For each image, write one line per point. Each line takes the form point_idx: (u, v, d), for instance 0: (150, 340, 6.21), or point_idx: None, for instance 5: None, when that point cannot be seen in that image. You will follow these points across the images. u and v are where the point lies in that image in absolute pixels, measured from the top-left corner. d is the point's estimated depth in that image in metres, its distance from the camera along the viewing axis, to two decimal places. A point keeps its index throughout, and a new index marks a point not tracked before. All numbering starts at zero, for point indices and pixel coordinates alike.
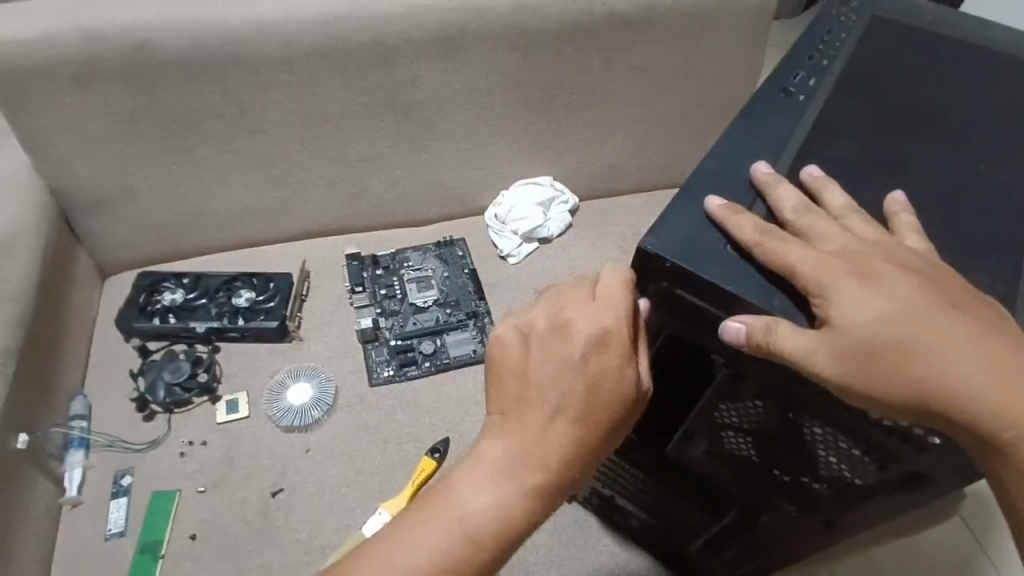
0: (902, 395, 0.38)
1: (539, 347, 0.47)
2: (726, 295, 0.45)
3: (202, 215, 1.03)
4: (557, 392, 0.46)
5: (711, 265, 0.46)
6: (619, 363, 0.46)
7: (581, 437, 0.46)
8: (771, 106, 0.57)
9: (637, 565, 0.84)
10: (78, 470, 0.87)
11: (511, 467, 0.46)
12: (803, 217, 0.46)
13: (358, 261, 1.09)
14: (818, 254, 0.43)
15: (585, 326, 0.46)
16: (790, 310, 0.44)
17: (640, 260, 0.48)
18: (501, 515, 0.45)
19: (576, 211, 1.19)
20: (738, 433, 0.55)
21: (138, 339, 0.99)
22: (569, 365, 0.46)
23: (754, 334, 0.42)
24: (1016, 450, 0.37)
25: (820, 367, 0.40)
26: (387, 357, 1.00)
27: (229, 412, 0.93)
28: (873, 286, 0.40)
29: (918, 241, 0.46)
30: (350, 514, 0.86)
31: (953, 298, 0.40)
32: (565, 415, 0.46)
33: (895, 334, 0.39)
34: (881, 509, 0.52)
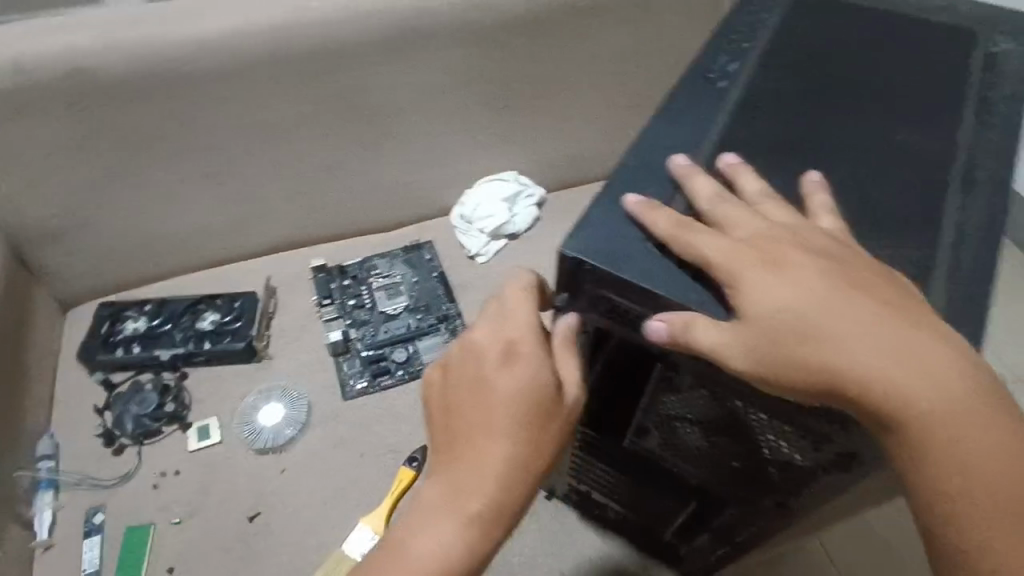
0: (807, 383, 0.38)
1: (458, 376, 0.48)
2: (647, 293, 0.44)
3: (162, 239, 1.00)
4: (479, 414, 0.46)
5: (631, 264, 0.45)
6: (530, 375, 0.46)
7: (514, 458, 0.45)
8: (691, 93, 0.56)
9: (618, 555, 0.85)
10: (47, 512, 0.86)
11: (450, 502, 0.45)
12: (717, 206, 0.46)
13: (325, 273, 1.07)
14: (728, 244, 0.42)
15: (491, 343, 0.47)
16: (710, 303, 0.43)
17: (562, 264, 0.47)
18: (450, 554, 0.44)
19: (544, 202, 1.16)
20: (684, 420, 0.55)
21: (101, 372, 0.98)
22: (485, 384, 0.46)
23: (674, 332, 0.41)
24: (912, 429, 0.37)
25: (731, 360, 0.40)
26: (360, 368, 0.99)
27: (200, 439, 0.92)
28: (777, 274, 0.40)
29: (833, 221, 0.45)
30: (330, 531, 0.86)
31: (857, 280, 0.40)
32: (493, 439, 0.45)
33: (798, 322, 0.38)
34: (826, 492, 0.51)
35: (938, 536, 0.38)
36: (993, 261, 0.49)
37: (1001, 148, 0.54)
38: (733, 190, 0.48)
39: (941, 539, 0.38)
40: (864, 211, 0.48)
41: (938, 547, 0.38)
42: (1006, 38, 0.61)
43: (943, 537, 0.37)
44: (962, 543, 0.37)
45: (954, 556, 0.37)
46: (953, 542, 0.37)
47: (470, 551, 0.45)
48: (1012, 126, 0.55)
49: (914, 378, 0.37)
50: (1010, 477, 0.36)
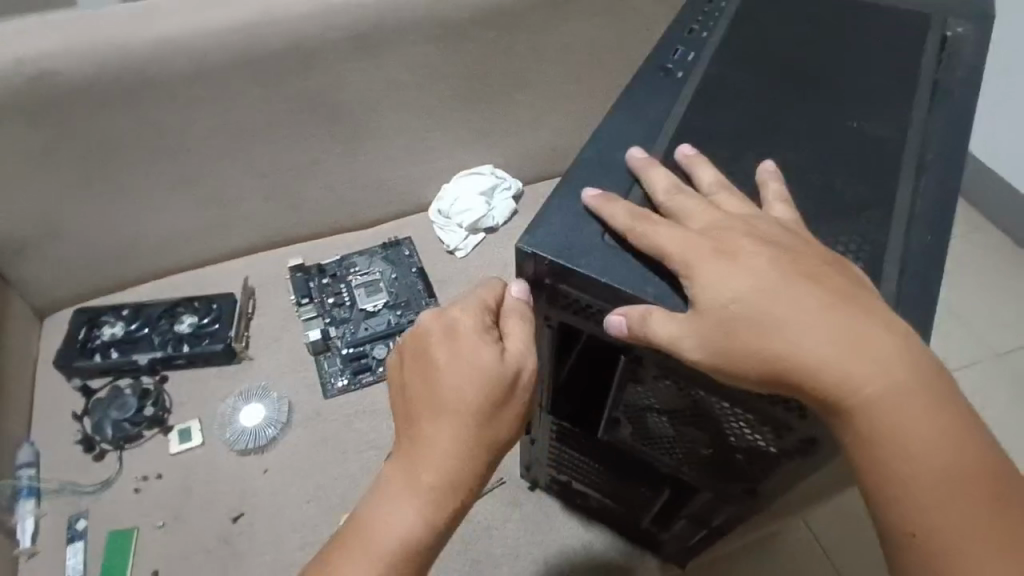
0: (757, 371, 0.39)
1: (408, 359, 0.49)
2: (605, 288, 0.45)
3: (136, 244, 0.99)
4: (426, 395, 0.47)
5: (590, 258, 0.46)
6: (471, 349, 0.46)
7: (460, 431, 0.45)
8: (648, 86, 0.57)
9: (601, 543, 0.86)
10: (30, 520, 0.86)
11: (404, 479, 0.46)
12: (673, 197, 0.46)
13: (303, 272, 1.07)
14: (683, 235, 0.43)
15: (434, 320, 0.48)
16: (667, 295, 0.44)
17: (523, 261, 0.48)
18: (407, 529, 0.45)
19: (521, 194, 1.16)
20: (653, 410, 0.56)
21: (80, 378, 0.98)
22: (431, 364, 0.47)
23: (632, 325, 0.42)
24: (858, 415, 0.37)
25: (686, 350, 0.40)
26: (341, 366, 1.00)
27: (182, 441, 0.92)
28: (729, 265, 0.40)
29: (787, 210, 0.46)
30: (314, 529, 0.86)
31: (807, 268, 0.40)
32: (439, 415, 0.46)
33: (747, 311, 0.39)
34: (792, 476, 0.52)
35: (887, 522, 0.38)
36: (946, 244, 0.50)
37: (952, 132, 0.55)
38: (690, 181, 0.49)
39: (890, 525, 0.38)
40: (819, 198, 0.49)
41: (888, 534, 0.38)
42: (960, 23, 0.62)
43: (892, 523, 0.38)
44: (910, 529, 0.37)
45: (904, 543, 0.37)
46: (902, 528, 0.37)
47: (426, 527, 0.46)
48: (965, 110, 0.56)
49: (860, 364, 0.37)
50: (957, 463, 0.36)
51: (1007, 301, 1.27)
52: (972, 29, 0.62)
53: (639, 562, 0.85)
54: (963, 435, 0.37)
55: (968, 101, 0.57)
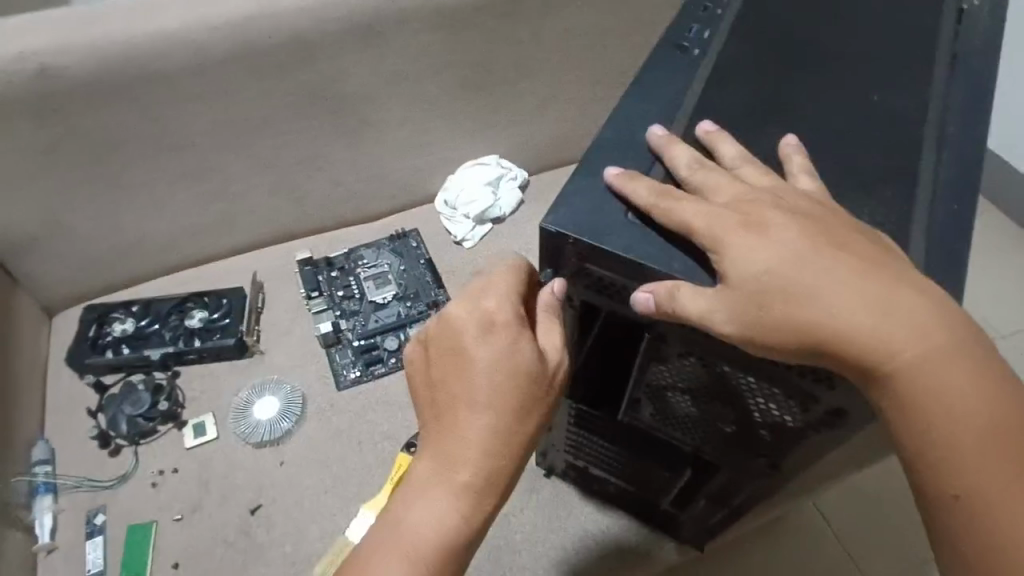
0: (795, 342, 0.39)
1: (439, 351, 0.47)
2: (632, 265, 0.45)
3: (143, 240, 0.99)
4: (462, 388, 0.46)
5: (614, 235, 0.46)
6: (509, 344, 0.46)
7: (500, 427, 0.45)
8: (664, 64, 0.57)
9: (618, 526, 0.86)
10: (48, 516, 0.86)
11: (439, 474, 0.45)
12: (696, 173, 0.46)
13: (312, 265, 1.07)
14: (709, 208, 0.43)
15: (468, 314, 0.46)
16: (695, 271, 0.44)
17: (547, 240, 0.48)
18: (445, 526, 0.45)
19: (527, 184, 1.16)
20: (676, 389, 0.56)
21: (93, 375, 0.97)
22: (466, 357, 0.46)
23: (660, 300, 0.42)
24: (898, 380, 0.38)
25: (719, 324, 0.40)
26: (352, 358, 1.00)
27: (196, 435, 0.92)
28: (760, 235, 0.40)
29: (810, 182, 0.46)
30: (332, 520, 0.87)
31: (837, 237, 0.40)
32: (477, 410, 0.45)
33: (782, 282, 0.39)
34: (817, 450, 0.53)
35: (930, 484, 0.38)
36: (966, 215, 0.50)
37: (966, 106, 0.55)
38: (712, 157, 0.49)
39: (932, 486, 0.38)
40: (840, 172, 0.49)
41: (930, 495, 0.39)
42: None
43: (934, 484, 0.38)
44: (955, 489, 0.37)
45: (947, 503, 0.38)
46: (945, 489, 0.38)
47: (464, 523, 0.45)
48: (977, 84, 0.57)
49: (897, 330, 0.38)
50: (998, 422, 0.37)
51: (1009, 281, 1.28)
52: (982, 3, 0.62)
53: (657, 545, 0.85)
54: (1002, 395, 0.37)
55: (981, 75, 0.58)
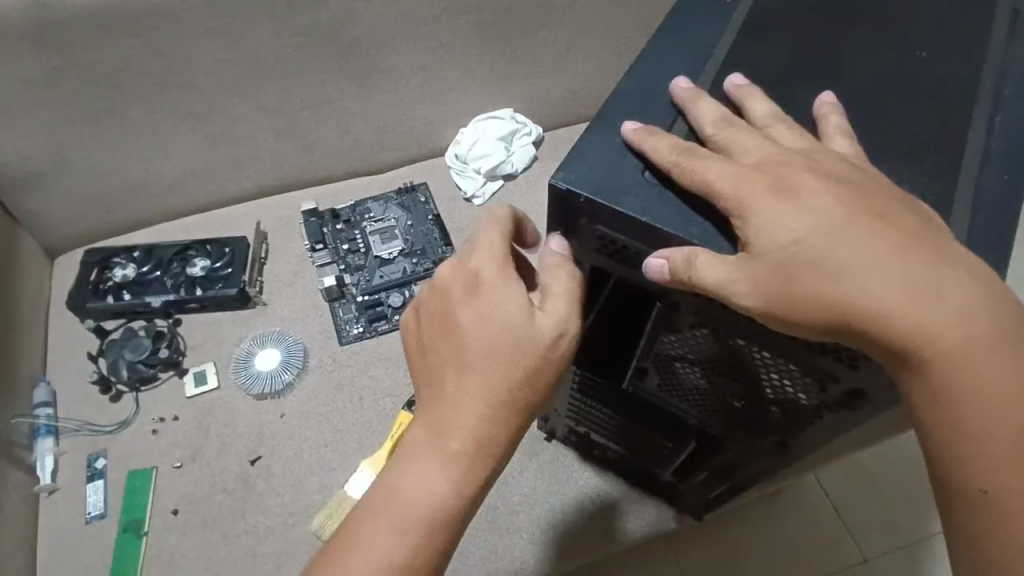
0: (824, 320, 0.36)
1: (429, 317, 0.46)
2: (646, 228, 0.42)
3: (145, 182, 0.97)
4: (452, 353, 0.44)
5: (629, 195, 0.42)
6: (501, 306, 0.43)
7: (489, 391, 0.43)
8: (695, 10, 0.53)
9: (618, 492, 0.86)
10: (49, 458, 0.87)
11: (430, 441, 0.43)
12: (723, 130, 0.43)
13: (316, 217, 1.04)
14: (737, 167, 0.39)
15: (456, 275, 0.45)
16: (713, 237, 0.41)
17: (556, 199, 0.44)
18: (436, 493, 0.43)
19: (541, 141, 1.11)
20: (687, 363, 0.54)
21: (93, 319, 0.97)
22: (454, 320, 0.44)
23: (675, 269, 0.39)
24: (931, 364, 0.35)
25: (739, 297, 0.37)
26: (356, 314, 0.98)
27: (197, 384, 0.92)
28: (794, 201, 0.37)
29: (847, 145, 0.42)
30: (331, 475, 0.86)
31: (877, 207, 0.37)
32: (466, 375, 0.43)
33: (815, 252, 0.36)
34: (831, 430, 0.51)
35: (955, 478, 0.36)
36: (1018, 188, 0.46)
37: None
38: (740, 114, 0.45)
39: (958, 480, 0.36)
40: (880, 134, 0.45)
41: (955, 490, 0.36)
42: None
43: (959, 478, 0.36)
44: (981, 484, 0.35)
45: (973, 499, 0.36)
46: (971, 484, 0.35)
47: (456, 492, 0.43)
48: None
49: (936, 312, 0.35)
50: None
51: None
52: None
53: (656, 512, 0.84)
54: None
55: None
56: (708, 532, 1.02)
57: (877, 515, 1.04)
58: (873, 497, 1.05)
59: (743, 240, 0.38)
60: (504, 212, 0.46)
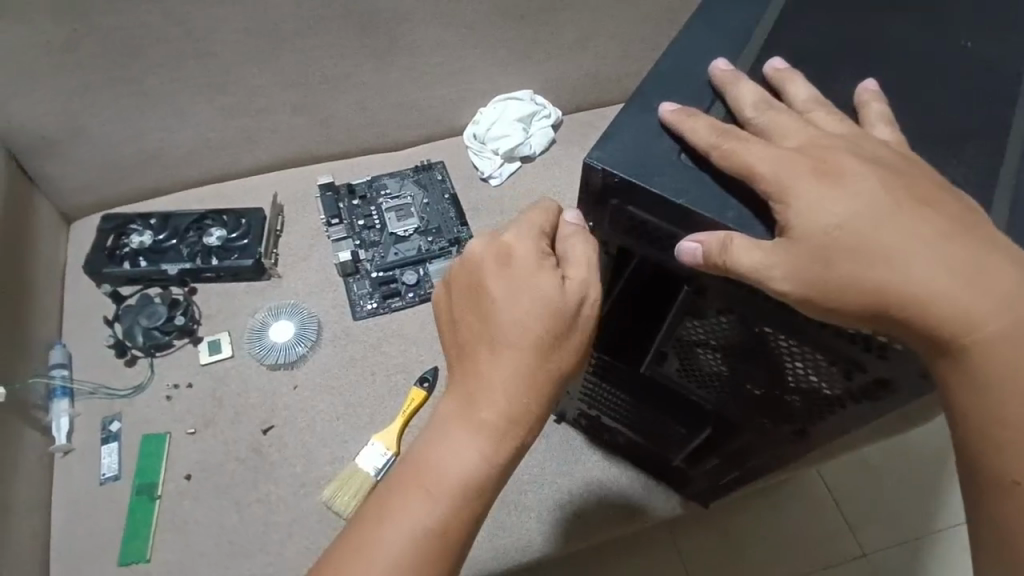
0: (865, 306, 0.36)
1: (459, 291, 0.46)
2: (681, 211, 0.42)
3: (163, 150, 0.96)
4: (482, 326, 0.44)
5: (664, 178, 0.42)
6: (531, 278, 0.44)
7: (521, 362, 0.43)
8: None
9: (624, 476, 0.86)
10: (64, 419, 0.87)
11: (461, 413, 0.44)
12: (762, 114, 0.42)
13: (333, 192, 1.04)
14: (778, 151, 0.39)
15: (487, 248, 0.45)
16: (748, 222, 0.41)
17: (588, 178, 0.44)
18: (466, 465, 0.43)
19: (559, 124, 1.10)
20: (710, 348, 0.54)
21: (109, 285, 0.97)
22: (484, 293, 0.44)
23: (711, 253, 0.39)
24: (972, 354, 0.36)
25: (774, 282, 0.37)
26: (370, 290, 0.98)
27: (212, 352, 0.92)
28: (836, 186, 0.37)
29: (888, 132, 0.42)
30: (343, 447, 0.87)
31: (920, 194, 0.37)
32: (497, 347, 0.43)
33: (858, 238, 0.36)
34: (853, 420, 0.51)
35: (988, 469, 0.37)
36: None
37: None
38: (780, 98, 0.45)
39: (989, 471, 0.37)
40: (918, 123, 0.45)
41: (985, 480, 0.37)
42: None
43: (994, 468, 0.37)
44: (1016, 474, 0.36)
45: (1005, 488, 0.37)
46: (1004, 475, 0.36)
47: (486, 465, 0.43)
48: None
49: (979, 300, 0.35)
50: None
51: None
52: None
53: (665, 497, 0.85)
54: None
55: None
56: (711, 519, 1.03)
57: (879, 513, 1.04)
58: (875, 492, 1.05)
59: (780, 226, 0.38)
60: (548, 204, 0.47)
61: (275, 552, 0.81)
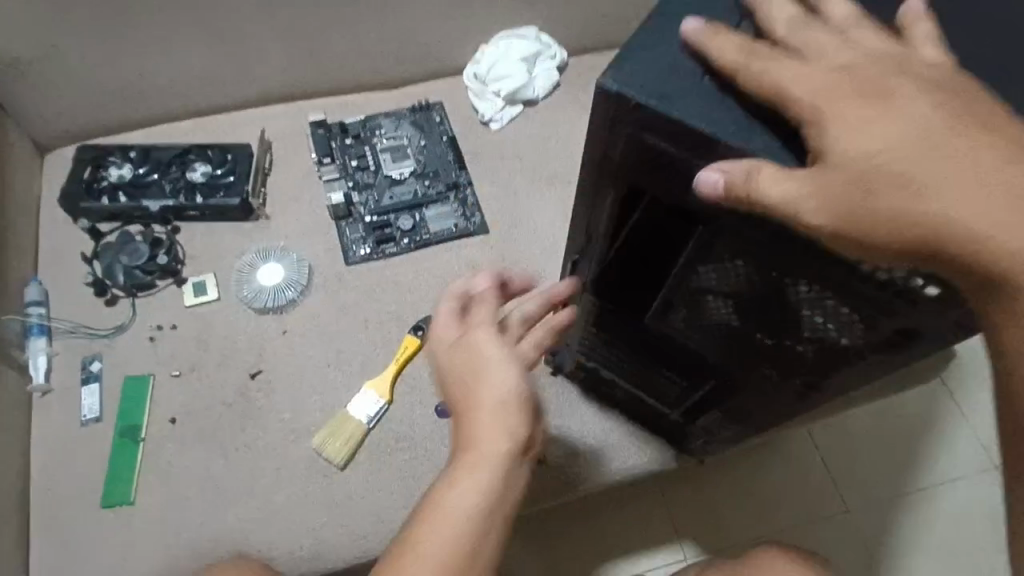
0: (906, 241, 0.33)
1: (442, 355, 0.54)
2: (704, 140, 0.37)
3: (142, 78, 0.90)
4: (468, 380, 0.52)
5: (685, 102, 0.38)
6: (492, 336, 0.53)
7: (507, 404, 0.51)
8: None
9: (620, 429, 0.84)
10: (42, 357, 0.84)
11: (466, 458, 0.51)
12: (797, 31, 0.38)
13: (324, 129, 0.98)
14: (818, 72, 0.35)
15: (451, 317, 0.54)
16: (778, 152, 0.37)
17: (601, 104, 0.40)
18: (475, 499, 0.50)
19: (565, 66, 1.04)
20: (718, 296, 0.51)
21: (87, 220, 0.92)
22: (463, 352, 0.53)
23: (734, 184, 0.35)
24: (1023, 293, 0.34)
25: (806, 215, 0.34)
26: (363, 234, 0.94)
27: (196, 294, 0.88)
28: (881, 110, 0.34)
29: (936, 54, 0.37)
30: (335, 394, 0.85)
31: (972, 121, 0.34)
32: (484, 394, 0.52)
33: (902, 165, 0.33)
34: (869, 370, 0.49)
35: None
36: None
37: None
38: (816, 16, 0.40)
39: None
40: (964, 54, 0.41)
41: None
42: None
43: None
44: None
45: None
46: None
47: (493, 496, 0.50)
48: None
49: None
50: None
51: None
52: None
53: (661, 453, 0.83)
54: None
55: None
56: (703, 474, 1.03)
57: (868, 473, 1.04)
58: (866, 451, 1.05)
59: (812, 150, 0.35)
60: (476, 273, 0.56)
61: (264, 498, 0.79)
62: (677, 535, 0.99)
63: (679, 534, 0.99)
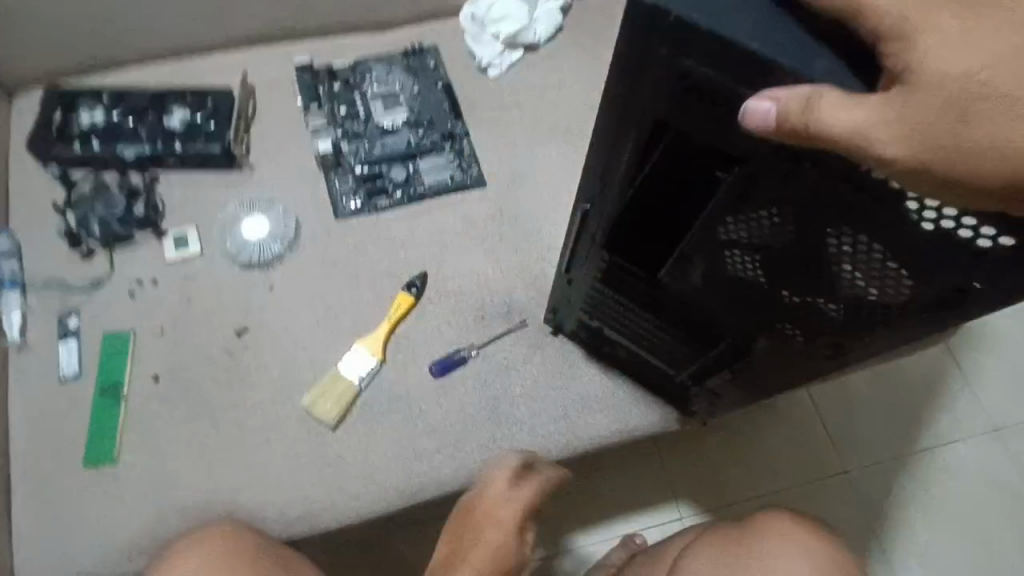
0: (995, 172, 0.31)
1: (468, 499, 0.67)
2: (751, 62, 0.34)
3: (113, 14, 0.83)
4: (474, 529, 0.64)
5: (733, 19, 0.34)
6: (503, 516, 0.65)
7: (496, 560, 0.63)
8: None
9: (620, 391, 0.81)
10: (16, 313, 0.80)
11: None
12: None
13: (312, 73, 0.92)
14: None
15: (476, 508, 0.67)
16: (843, 73, 0.34)
17: (634, 21, 0.36)
18: None
19: (568, 8, 0.97)
20: (744, 250, 0.47)
21: (57, 167, 0.86)
22: (478, 511, 0.66)
23: (790, 113, 0.33)
24: None
25: (875, 144, 0.32)
26: (354, 186, 0.89)
27: (177, 248, 0.84)
28: (975, 23, 0.32)
29: None
30: (325, 352, 0.81)
31: None
32: (481, 540, 0.64)
33: (996, 85, 0.31)
34: (907, 333, 0.46)
35: None
36: None
37: None
38: None
39: None
40: None
41: None
42: None
43: None
44: None
45: None
46: None
47: None
48: None
49: None
50: None
51: None
52: None
53: (662, 416, 0.81)
54: None
55: None
56: (701, 435, 1.01)
57: (870, 435, 1.02)
58: (871, 415, 1.03)
59: (888, 74, 0.33)
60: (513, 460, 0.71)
61: (252, 458, 0.76)
62: (671, 496, 0.98)
63: (675, 494, 0.98)
